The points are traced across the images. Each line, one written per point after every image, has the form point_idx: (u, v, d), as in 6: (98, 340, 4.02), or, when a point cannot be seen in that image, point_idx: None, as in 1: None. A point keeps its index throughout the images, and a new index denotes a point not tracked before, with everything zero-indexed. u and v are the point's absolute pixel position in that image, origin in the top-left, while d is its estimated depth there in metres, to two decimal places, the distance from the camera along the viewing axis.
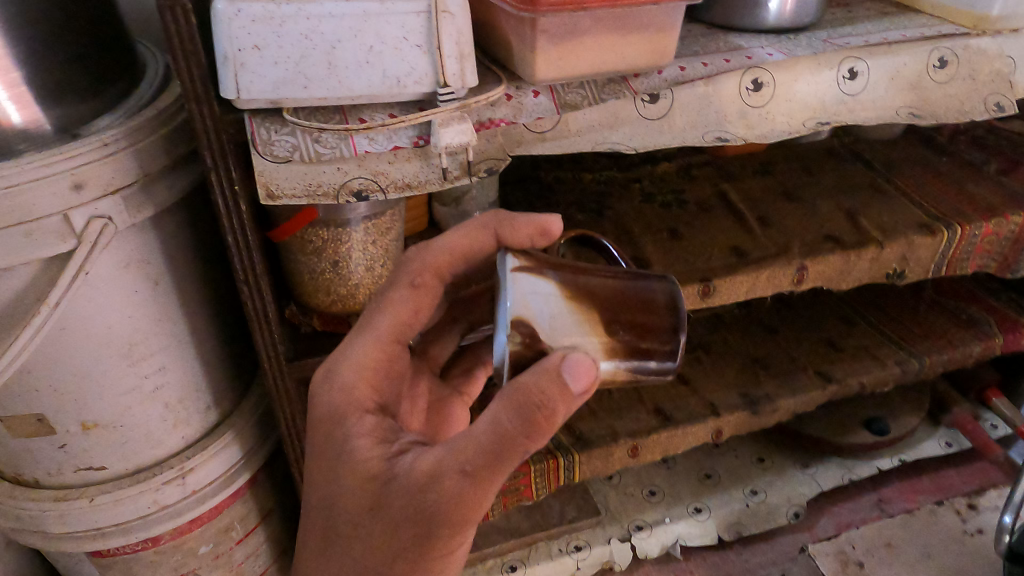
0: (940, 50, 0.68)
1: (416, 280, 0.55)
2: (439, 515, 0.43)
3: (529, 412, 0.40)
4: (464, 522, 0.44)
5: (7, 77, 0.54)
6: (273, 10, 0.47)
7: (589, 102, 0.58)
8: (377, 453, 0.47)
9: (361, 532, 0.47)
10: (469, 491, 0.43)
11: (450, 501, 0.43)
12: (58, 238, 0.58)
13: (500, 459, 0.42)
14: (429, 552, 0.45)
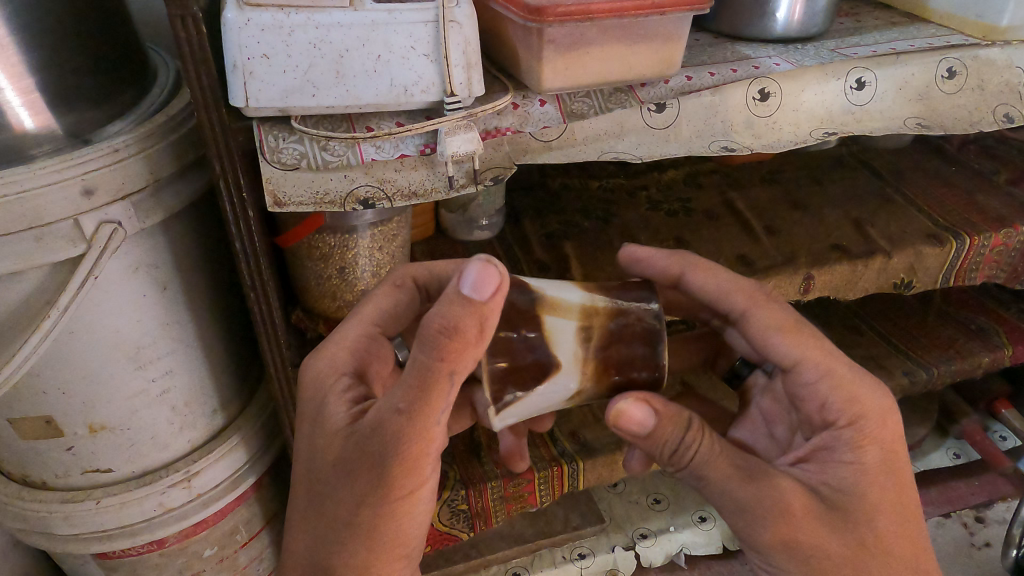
0: (948, 61, 0.68)
1: (398, 280, 0.57)
2: (385, 453, 0.44)
3: (438, 336, 0.41)
4: (418, 458, 0.45)
5: (19, 84, 0.55)
6: (282, 19, 0.47)
7: (596, 111, 0.58)
8: (345, 413, 0.48)
9: (330, 485, 0.48)
10: (406, 426, 0.43)
11: (392, 436, 0.44)
12: (69, 242, 0.59)
13: (427, 391, 0.42)
14: (386, 494, 0.46)
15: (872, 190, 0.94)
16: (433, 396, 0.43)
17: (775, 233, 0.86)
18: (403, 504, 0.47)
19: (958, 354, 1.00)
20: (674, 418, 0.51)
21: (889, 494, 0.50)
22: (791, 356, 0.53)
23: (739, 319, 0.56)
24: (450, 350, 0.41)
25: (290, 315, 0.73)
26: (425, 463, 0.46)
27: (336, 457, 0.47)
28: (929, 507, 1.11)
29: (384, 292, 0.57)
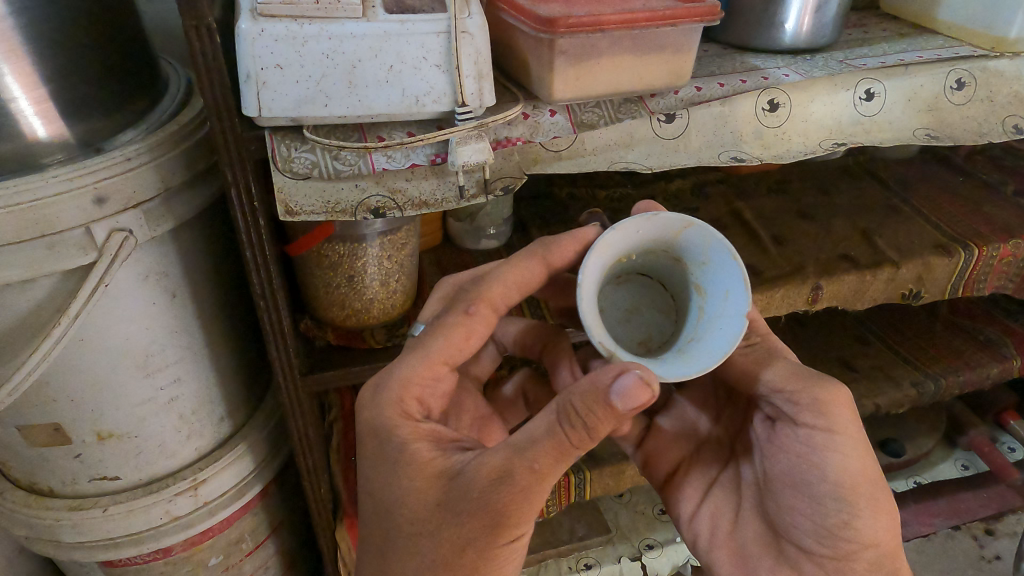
0: (957, 72, 0.68)
1: (471, 306, 0.52)
2: (506, 509, 0.43)
3: (577, 422, 0.43)
4: (532, 515, 0.44)
5: (34, 94, 0.56)
6: (296, 30, 0.47)
7: (606, 121, 0.58)
8: (436, 455, 0.47)
9: (425, 533, 0.46)
10: (535, 487, 0.43)
11: (521, 496, 0.43)
12: (80, 250, 0.59)
13: (561, 460, 0.43)
14: (494, 544, 0.44)
15: (880, 201, 0.94)
16: (555, 474, 0.43)
17: (783, 243, 0.86)
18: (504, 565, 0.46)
19: (967, 364, 1.00)
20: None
21: None
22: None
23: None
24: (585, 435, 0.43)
25: (298, 324, 0.74)
26: (532, 520, 0.45)
27: (440, 508, 0.45)
28: (936, 519, 1.08)
29: (455, 322, 0.52)
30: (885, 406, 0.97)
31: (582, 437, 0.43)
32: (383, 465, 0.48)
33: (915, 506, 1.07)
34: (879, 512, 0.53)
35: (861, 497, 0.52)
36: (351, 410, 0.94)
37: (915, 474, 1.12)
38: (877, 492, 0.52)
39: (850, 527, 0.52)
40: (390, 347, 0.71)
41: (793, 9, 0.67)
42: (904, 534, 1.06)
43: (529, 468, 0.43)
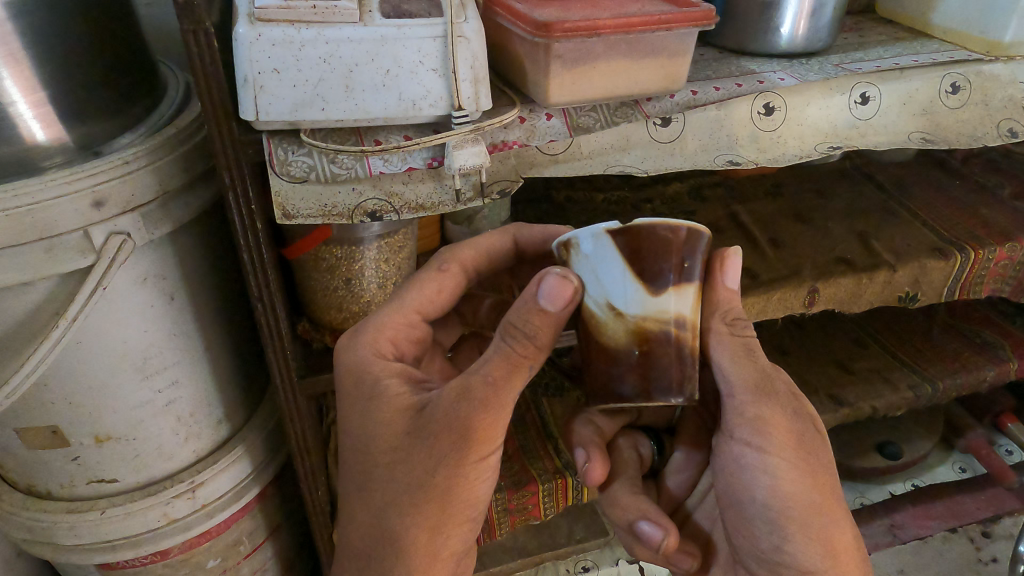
0: (952, 76, 0.68)
1: (442, 264, 0.57)
2: (469, 417, 0.45)
3: (520, 334, 0.46)
4: (497, 425, 0.46)
5: (32, 97, 0.56)
6: (293, 34, 0.48)
7: (601, 125, 0.59)
8: (405, 390, 0.50)
9: (399, 455, 0.47)
10: (492, 396, 0.45)
11: (482, 403, 0.45)
12: (78, 253, 0.59)
13: (513, 373, 0.46)
14: (462, 460, 0.45)
15: (876, 204, 0.94)
16: (511, 385, 0.45)
17: (779, 246, 0.86)
18: (476, 478, 0.47)
19: (964, 367, 1.00)
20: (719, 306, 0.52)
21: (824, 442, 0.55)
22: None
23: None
24: (531, 346, 0.46)
25: (296, 327, 0.74)
26: (499, 431, 0.46)
27: (410, 431, 0.47)
28: (934, 521, 1.06)
29: (428, 275, 0.57)
30: (882, 409, 0.97)
31: (528, 348, 0.46)
32: (359, 400, 0.51)
33: (912, 509, 1.07)
34: (819, 540, 0.49)
35: (795, 523, 0.49)
36: None
37: (912, 477, 1.14)
38: (818, 517, 0.49)
39: (782, 552, 0.50)
40: None
41: (789, 13, 0.68)
42: (902, 537, 1.06)
43: (482, 380, 0.45)
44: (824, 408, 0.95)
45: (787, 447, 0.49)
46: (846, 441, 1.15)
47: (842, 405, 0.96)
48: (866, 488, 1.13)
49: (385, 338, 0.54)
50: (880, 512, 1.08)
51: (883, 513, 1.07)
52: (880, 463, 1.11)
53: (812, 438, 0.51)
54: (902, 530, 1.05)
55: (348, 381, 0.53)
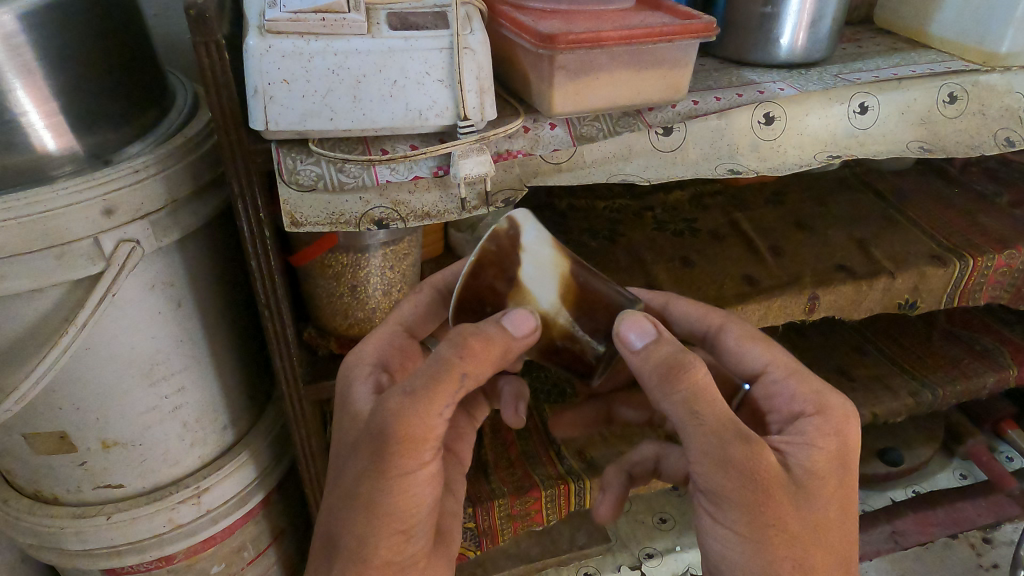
0: (949, 86, 0.69)
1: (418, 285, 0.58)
2: (389, 430, 0.44)
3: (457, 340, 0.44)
4: (422, 434, 0.45)
5: (44, 108, 0.57)
6: (302, 46, 0.49)
7: (606, 135, 0.60)
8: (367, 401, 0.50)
9: (344, 465, 0.48)
10: (410, 407, 0.44)
11: (398, 414, 0.44)
12: (89, 260, 0.60)
13: (439, 384, 0.44)
14: (385, 470, 0.45)
15: (876, 212, 0.95)
16: (434, 395, 0.44)
17: (780, 253, 0.87)
18: (404, 489, 0.46)
19: (963, 374, 1.01)
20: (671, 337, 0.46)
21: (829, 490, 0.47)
22: (759, 362, 0.53)
23: (714, 336, 0.56)
24: (468, 356, 0.44)
25: (302, 333, 0.74)
26: (422, 440, 0.45)
27: (352, 437, 0.47)
28: (936, 528, 1.06)
29: (406, 293, 0.57)
30: (883, 415, 0.98)
31: (467, 358, 0.44)
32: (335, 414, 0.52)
33: (913, 515, 1.07)
34: None
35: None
36: None
37: (912, 484, 1.15)
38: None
39: None
40: None
41: (788, 25, 0.69)
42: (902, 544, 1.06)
43: (409, 388, 0.45)
44: None
45: (748, 525, 0.44)
46: None
47: None
48: (868, 495, 1.14)
49: (367, 344, 0.55)
50: (882, 518, 1.08)
51: (884, 520, 1.07)
52: (882, 469, 1.12)
53: (792, 510, 0.45)
54: (904, 536, 1.05)
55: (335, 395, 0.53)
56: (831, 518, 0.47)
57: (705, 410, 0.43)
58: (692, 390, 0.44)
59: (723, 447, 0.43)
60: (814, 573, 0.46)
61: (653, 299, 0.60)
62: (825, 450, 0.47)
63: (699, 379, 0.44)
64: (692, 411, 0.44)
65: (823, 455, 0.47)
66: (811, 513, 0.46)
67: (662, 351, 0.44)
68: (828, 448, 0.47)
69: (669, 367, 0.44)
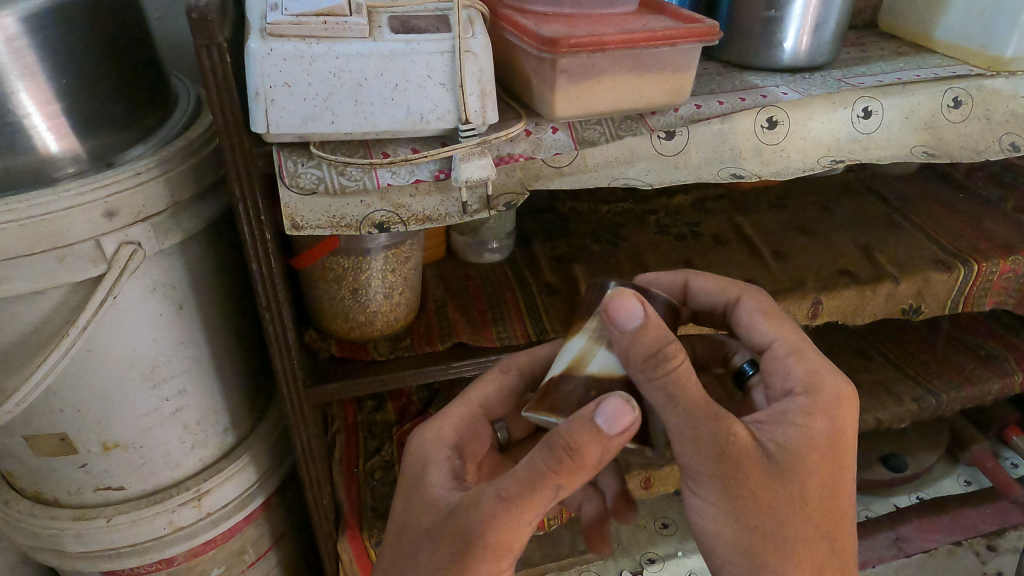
0: (954, 91, 0.68)
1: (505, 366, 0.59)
2: (481, 543, 0.45)
3: (559, 448, 0.42)
4: (506, 550, 0.46)
5: (46, 110, 0.57)
6: (304, 49, 0.49)
7: (607, 139, 0.59)
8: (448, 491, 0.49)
9: (419, 554, 0.48)
10: (502, 515, 0.44)
11: (485, 519, 0.45)
12: (90, 262, 0.60)
13: (533, 494, 0.44)
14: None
15: (880, 217, 0.95)
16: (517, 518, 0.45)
17: (783, 257, 0.87)
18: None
19: (968, 380, 1.00)
20: (660, 331, 0.42)
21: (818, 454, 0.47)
22: (769, 335, 0.53)
23: (734, 308, 0.57)
24: (568, 464, 0.42)
25: (303, 336, 0.74)
26: (503, 553, 0.46)
27: (431, 530, 0.48)
28: (939, 534, 1.06)
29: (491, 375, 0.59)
30: (886, 421, 0.98)
31: (566, 471, 0.43)
32: (409, 494, 0.51)
33: (917, 522, 1.07)
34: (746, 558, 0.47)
35: (721, 543, 0.48)
36: (353, 422, 0.95)
37: (916, 489, 1.14)
38: (751, 544, 0.47)
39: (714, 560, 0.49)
40: (393, 359, 0.72)
41: (791, 29, 0.69)
42: (905, 550, 1.05)
43: (499, 497, 0.45)
44: None
45: (723, 500, 0.46)
46: None
47: None
48: (872, 501, 1.13)
49: (449, 427, 0.56)
50: (885, 525, 1.07)
51: (887, 526, 1.07)
52: (886, 474, 1.11)
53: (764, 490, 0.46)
54: (908, 543, 1.05)
55: (409, 476, 0.53)
56: (809, 501, 0.47)
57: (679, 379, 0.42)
58: (675, 373, 0.42)
59: (697, 421, 0.43)
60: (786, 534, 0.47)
61: (673, 279, 0.59)
62: (805, 429, 0.47)
63: (680, 373, 0.42)
64: (669, 394, 0.43)
65: (804, 433, 0.47)
66: (786, 495, 0.46)
67: (643, 345, 0.42)
68: (813, 430, 0.47)
69: (650, 362, 0.42)
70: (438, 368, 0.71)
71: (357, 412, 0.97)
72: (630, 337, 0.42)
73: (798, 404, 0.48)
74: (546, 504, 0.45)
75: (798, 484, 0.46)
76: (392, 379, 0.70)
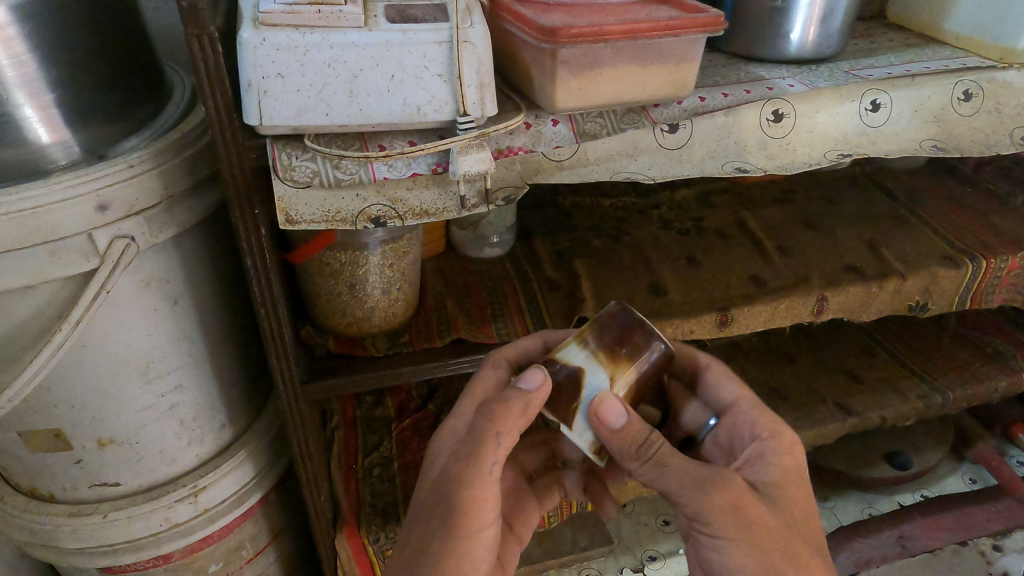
0: (965, 83, 0.67)
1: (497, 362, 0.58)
2: (456, 499, 0.48)
3: (492, 405, 0.49)
4: (481, 504, 0.49)
5: (38, 100, 0.56)
6: (297, 39, 0.47)
7: (608, 131, 0.58)
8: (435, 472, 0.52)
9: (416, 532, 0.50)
10: (468, 469, 0.48)
11: (460, 478, 0.48)
12: (82, 256, 0.59)
13: (484, 444, 0.49)
14: (452, 535, 0.48)
15: (886, 212, 0.93)
16: (474, 484, 0.48)
17: (788, 253, 0.86)
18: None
19: (974, 377, 0.99)
20: (638, 441, 0.50)
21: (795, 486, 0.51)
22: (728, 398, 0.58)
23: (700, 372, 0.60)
24: (499, 413, 0.48)
25: (299, 331, 0.73)
26: (483, 509, 0.49)
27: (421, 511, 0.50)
28: (944, 532, 1.05)
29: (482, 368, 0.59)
30: (890, 419, 0.96)
31: (504, 420, 0.49)
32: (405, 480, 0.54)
33: (921, 520, 1.05)
34: None
35: None
36: (353, 418, 0.94)
37: (921, 487, 1.13)
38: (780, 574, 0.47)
39: None
40: (390, 355, 0.71)
41: (799, 19, 0.67)
42: (910, 549, 1.04)
43: (463, 455, 0.49)
44: (831, 418, 0.95)
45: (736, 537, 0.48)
46: (854, 451, 1.14)
47: (850, 415, 0.96)
48: (875, 498, 1.12)
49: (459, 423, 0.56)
50: (889, 522, 1.06)
51: (891, 524, 1.06)
52: (890, 472, 1.10)
53: (770, 524, 0.48)
54: (912, 541, 1.04)
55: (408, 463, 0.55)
56: (804, 529, 0.50)
57: (671, 466, 0.50)
58: (658, 453, 0.50)
59: (690, 470, 0.49)
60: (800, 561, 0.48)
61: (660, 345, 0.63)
62: (781, 467, 0.52)
63: (662, 450, 0.51)
64: (660, 465, 0.50)
65: (780, 471, 0.52)
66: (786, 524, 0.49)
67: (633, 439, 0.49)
68: (785, 466, 0.52)
69: (640, 457, 0.50)
70: (438, 364, 0.70)
71: (357, 408, 0.96)
72: (619, 437, 0.49)
73: (765, 447, 0.53)
74: (501, 454, 0.49)
75: (790, 514, 0.50)
76: (390, 376, 0.69)
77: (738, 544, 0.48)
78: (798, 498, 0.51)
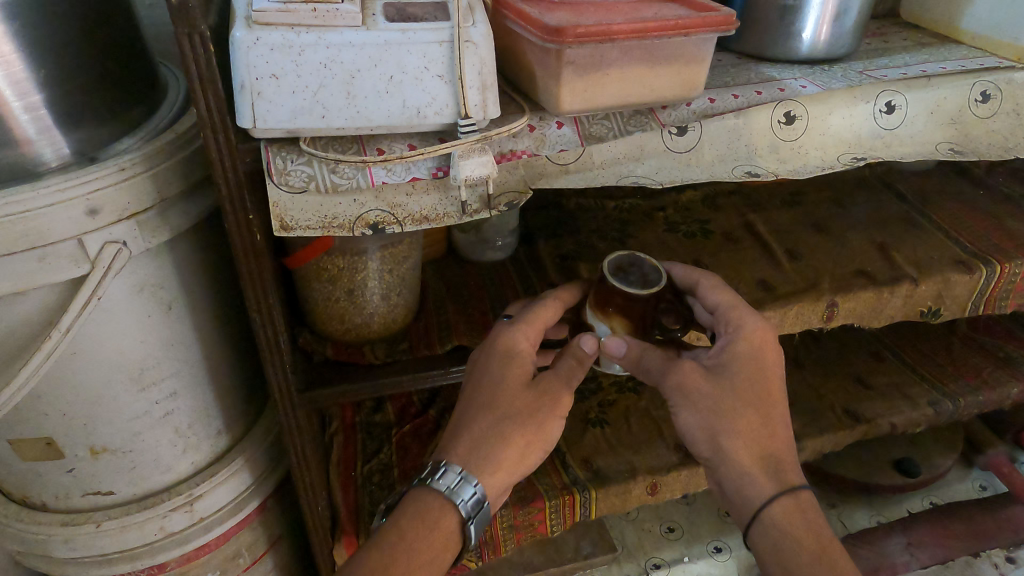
0: (982, 84, 0.65)
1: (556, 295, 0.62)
2: (553, 406, 0.56)
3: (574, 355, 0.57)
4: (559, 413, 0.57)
5: (27, 100, 0.54)
6: (292, 38, 0.45)
7: (614, 134, 0.56)
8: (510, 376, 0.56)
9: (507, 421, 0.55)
10: (563, 388, 0.57)
11: (555, 392, 0.56)
12: (72, 262, 0.58)
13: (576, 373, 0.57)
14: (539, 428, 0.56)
15: (897, 214, 0.91)
16: (553, 409, 0.56)
17: (797, 257, 0.84)
18: (480, 495, 0.55)
19: (986, 383, 0.97)
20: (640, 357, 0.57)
21: (745, 365, 0.57)
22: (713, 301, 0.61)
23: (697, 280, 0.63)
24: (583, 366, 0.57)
25: (297, 338, 0.71)
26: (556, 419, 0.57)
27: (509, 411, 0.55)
28: (953, 540, 1.03)
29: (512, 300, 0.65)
30: (900, 426, 0.94)
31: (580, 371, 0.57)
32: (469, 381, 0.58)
33: (930, 528, 1.03)
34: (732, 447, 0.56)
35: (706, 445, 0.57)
36: (352, 424, 0.93)
37: (930, 494, 1.12)
38: (728, 430, 0.56)
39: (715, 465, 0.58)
40: (390, 363, 0.70)
41: (811, 18, 0.65)
42: (920, 558, 1.01)
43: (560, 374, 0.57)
44: (840, 425, 0.93)
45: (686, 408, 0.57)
46: (862, 458, 1.12)
47: (859, 422, 0.94)
48: (884, 505, 1.11)
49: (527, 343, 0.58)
50: (897, 530, 1.04)
51: (899, 531, 1.04)
52: (898, 479, 1.09)
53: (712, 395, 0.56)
54: (921, 549, 1.01)
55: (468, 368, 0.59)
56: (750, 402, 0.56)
57: (657, 366, 0.56)
58: (646, 353, 0.57)
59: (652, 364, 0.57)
60: (742, 426, 0.56)
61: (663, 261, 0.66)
62: (731, 351, 0.57)
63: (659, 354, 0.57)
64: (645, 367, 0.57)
65: (733, 354, 0.57)
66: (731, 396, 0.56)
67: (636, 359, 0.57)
68: (740, 348, 0.57)
69: (645, 371, 0.57)
70: (438, 372, 0.68)
71: (356, 413, 0.94)
72: (627, 361, 0.57)
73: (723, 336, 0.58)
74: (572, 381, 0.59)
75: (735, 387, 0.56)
76: (389, 385, 0.67)
77: (684, 405, 0.57)
78: (746, 373, 0.57)
